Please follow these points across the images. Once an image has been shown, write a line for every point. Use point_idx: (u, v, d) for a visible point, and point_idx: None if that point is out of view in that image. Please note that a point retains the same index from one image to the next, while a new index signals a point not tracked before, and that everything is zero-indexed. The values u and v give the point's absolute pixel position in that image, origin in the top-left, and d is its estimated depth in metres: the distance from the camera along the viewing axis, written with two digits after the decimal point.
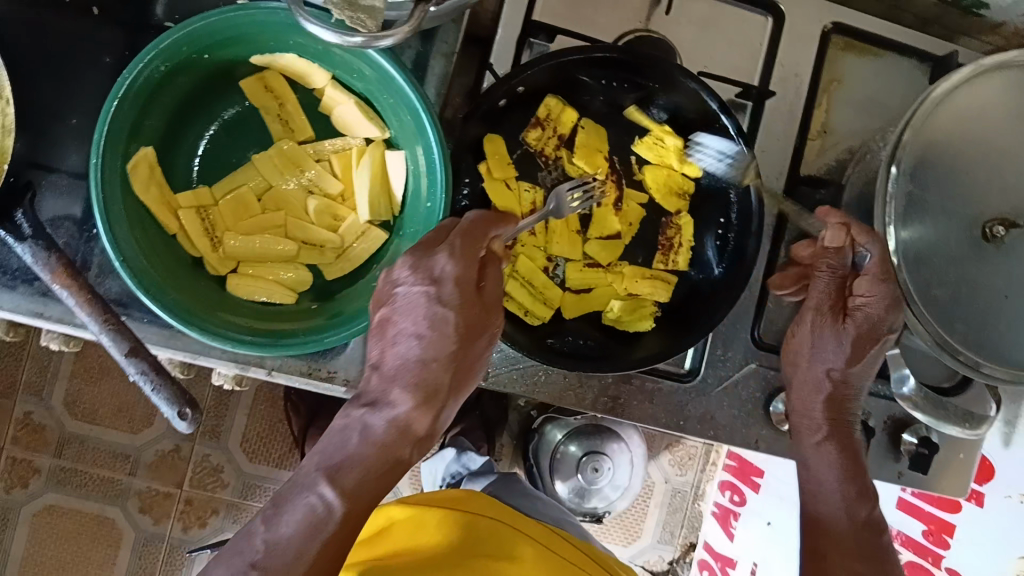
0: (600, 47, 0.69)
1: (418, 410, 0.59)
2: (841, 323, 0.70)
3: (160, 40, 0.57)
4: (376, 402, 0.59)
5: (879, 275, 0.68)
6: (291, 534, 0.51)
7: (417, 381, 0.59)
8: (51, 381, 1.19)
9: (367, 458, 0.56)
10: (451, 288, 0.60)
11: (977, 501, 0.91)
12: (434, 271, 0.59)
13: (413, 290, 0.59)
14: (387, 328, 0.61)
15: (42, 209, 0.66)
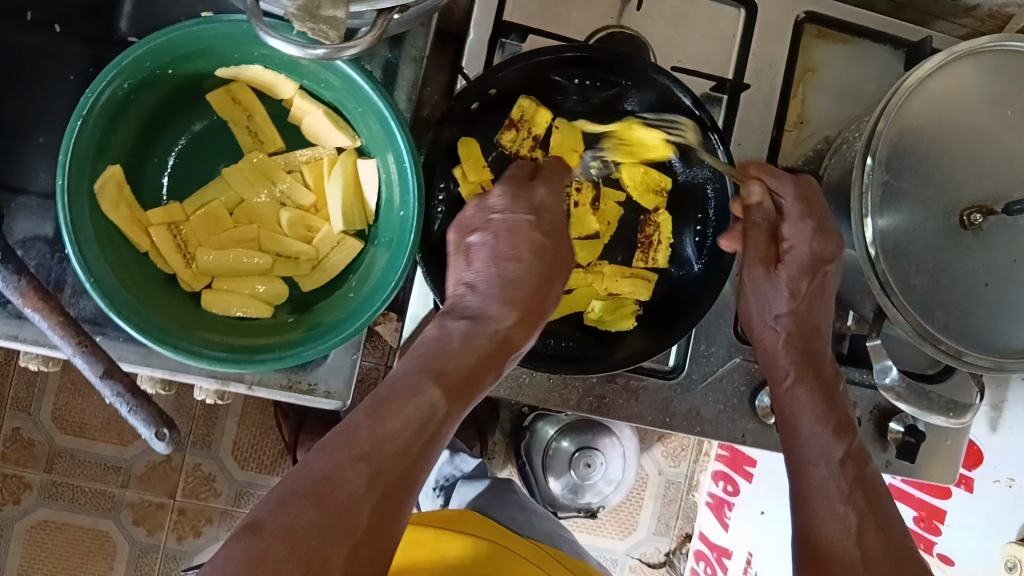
0: (570, 46, 0.69)
1: (512, 324, 0.66)
2: (774, 270, 0.75)
3: (122, 58, 0.57)
4: (476, 315, 0.66)
5: (802, 214, 0.72)
6: (397, 429, 0.54)
7: (516, 298, 0.68)
8: (38, 396, 1.18)
9: (466, 363, 0.61)
10: (549, 217, 0.71)
11: (966, 486, 0.92)
12: (533, 202, 0.70)
13: (507, 218, 0.69)
14: (471, 252, 0.69)
15: (12, 230, 0.66)
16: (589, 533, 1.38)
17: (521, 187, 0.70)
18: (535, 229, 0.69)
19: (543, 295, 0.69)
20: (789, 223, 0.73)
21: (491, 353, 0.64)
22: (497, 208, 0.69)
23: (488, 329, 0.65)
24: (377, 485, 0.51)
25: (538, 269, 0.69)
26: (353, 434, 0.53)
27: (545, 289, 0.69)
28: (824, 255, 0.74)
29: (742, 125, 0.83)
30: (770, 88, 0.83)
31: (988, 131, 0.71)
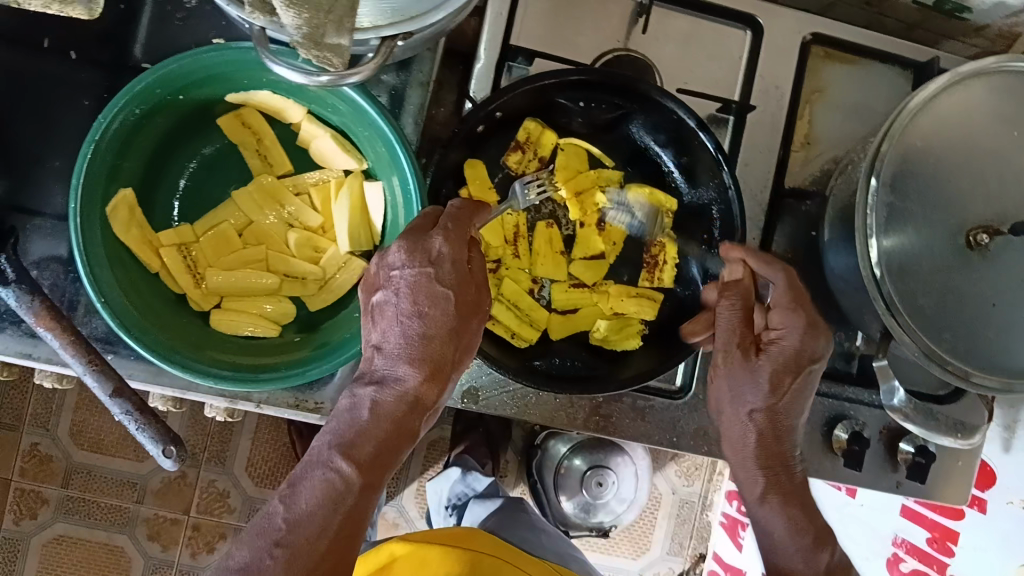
0: (575, 69, 0.69)
1: (422, 385, 0.58)
2: (754, 358, 0.67)
3: (132, 84, 0.58)
4: (385, 379, 0.58)
5: (790, 305, 0.65)
6: (309, 511, 0.52)
7: (425, 356, 0.59)
8: (56, 412, 1.19)
9: (378, 433, 0.56)
10: (449, 268, 0.59)
11: (979, 507, 0.91)
12: (430, 254, 0.59)
13: (406, 274, 0.59)
14: (379, 310, 0.61)
15: (28, 252, 0.67)
16: (602, 553, 1.38)
17: (416, 237, 0.59)
18: (436, 282, 0.59)
19: (457, 338, 0.59)
20: (778, 309, 0.66)
21: (403, 422, 0.57)
22: (395, 264, 0.59)
23: (394, 394, 0.58)
24: (292, 573, 0.49)
25: (449, 318, 0.59)
26: (267, 524, 0.52)
27: (457, 341, 0.59)
28: (810, 353, 0.66)
29: (749, 145, 0.83)
30: (776, 109, 0.84)
31: (996, 152, 0.70)
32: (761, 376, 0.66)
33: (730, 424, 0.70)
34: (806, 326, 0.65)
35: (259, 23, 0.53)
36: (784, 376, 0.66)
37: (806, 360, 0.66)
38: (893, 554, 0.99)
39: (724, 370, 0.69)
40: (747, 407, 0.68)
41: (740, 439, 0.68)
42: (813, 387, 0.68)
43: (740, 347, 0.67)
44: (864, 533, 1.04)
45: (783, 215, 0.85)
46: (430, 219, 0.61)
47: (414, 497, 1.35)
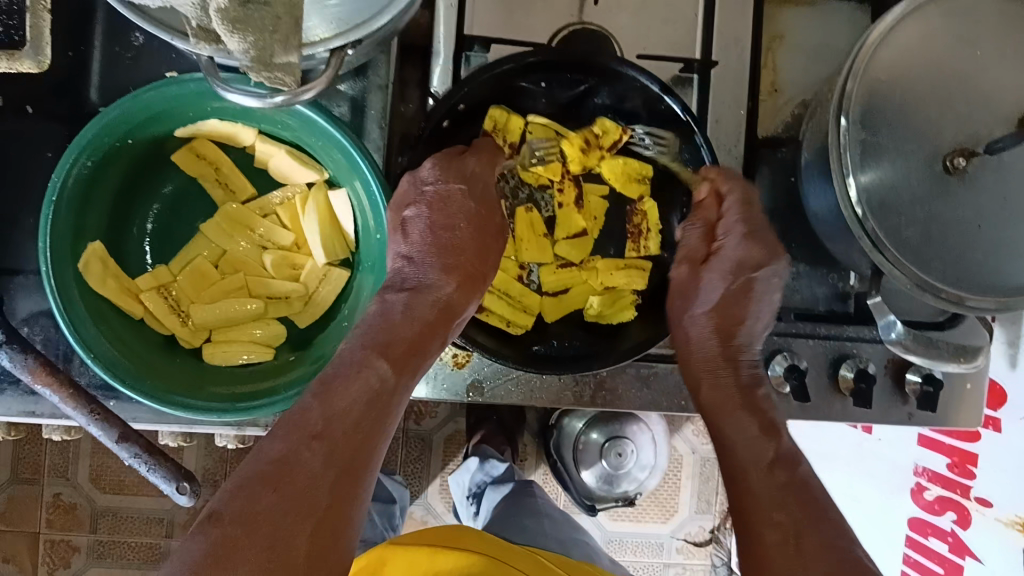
0: (531, 51, 0.69)
1: (452, 289, 0.66)
2: (699, 269, 0.74)
3: (80, 138, 0.58)
4: (416, 286, 0.65)
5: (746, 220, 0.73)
6: (346, 406, 0.56)
7: (454, 264, 0.67)
8: (73, 460, 1.20)
9: (408, 331, 0.62)
10: (480, 188, 0.68)
11: (994, 427, 0.91)
12: (464, 172, 0.66)
13: (438, 189, 0.66)
14: (407, 226, 0.67)
15: (15, 310, 0.68)
16: (630, 521, 1.39)
17: (451, 157, 0.66)
18: (466, 198, 0.66)
19: (486, 259, 0.68)
20: (726, 221, 0.73)
21: (434, 321, 0.64)
22: (429, 180, 0.66)
23: (429, 297, 0.65)
24: (334, 459, 0.53)
25: (474, 236, 0.68)
26: (305, 415, 0.55)
27: (483, 256, 0.68)
28: (750, 261, 0.73)
29: (717, 101, 0.83)
30: (740, 61, 0.83)
31: (963, 71, 0.69)
32: (714, 287, 0.73)
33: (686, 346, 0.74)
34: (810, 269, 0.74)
35: (207, 51, 0.53)
36: (741, 296, 0.73)
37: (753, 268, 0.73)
38: (916, 484, 1.00)
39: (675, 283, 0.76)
40: (697, 321, 0.74)
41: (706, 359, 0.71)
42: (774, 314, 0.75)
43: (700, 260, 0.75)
44: (886, 467, 1.05)
45: (760, 166, 0.84)
46: (460, 148, 0.67)
47: (438, 492, 1.36)
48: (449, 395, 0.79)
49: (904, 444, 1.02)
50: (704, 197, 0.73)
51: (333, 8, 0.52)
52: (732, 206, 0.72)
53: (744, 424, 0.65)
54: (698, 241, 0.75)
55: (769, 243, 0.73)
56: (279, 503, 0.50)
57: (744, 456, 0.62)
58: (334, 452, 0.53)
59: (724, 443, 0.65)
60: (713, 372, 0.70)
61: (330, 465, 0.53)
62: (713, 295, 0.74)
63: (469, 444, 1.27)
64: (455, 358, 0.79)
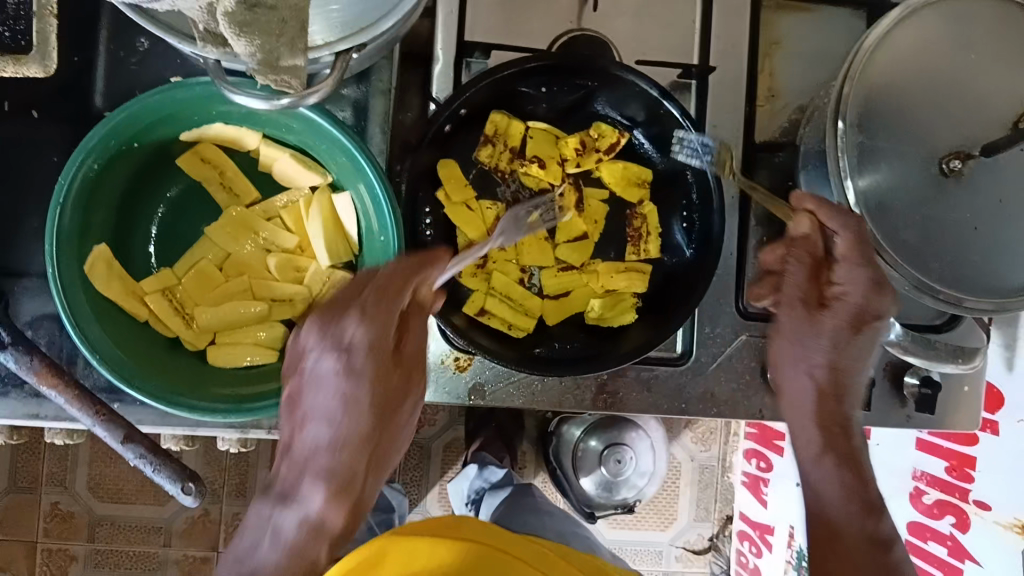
0: (531, 56, 0.70)
1: (340, 517, 0.55)
2: (817, 314, 0.65)
3: (86, 141, 0.59)
4: (294, 502, 0.55)
5: (854, 258, 0.63)
6: (283, 547, 0.53)
7: (343, 485, 0.56)
8: (72, 469, 1.20)
9: (308, 549, 0.54)
10: (365, 353, 0.56)
11: (992, 430, 0.92)
12: (344, 337, 0.56)
13: (326, 363, 0.56)
14: (302, 394, 0.57)
15: (20, 313, 0.68)
16: (630, 529, 1.39)
17: (332, 315, 0.57)
18: (353, 374, 0.56)
19: (389, 408, 0.58)
20: (842, 265, 0.64)
21: (316, 548, 0.54)
22: (312, 352, 0.57)
23: (302, 519, 0.54)
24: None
25: (370, 426, 0.57)
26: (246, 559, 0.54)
27: (379, 425, 0.57)
28: (870, 310, 0.64)
29: (715, 107, 0.84)
30: (737, 67, 0.84)
31: (958, 75, 0.71)
32: (823, 334, 0.65)
33: (789, 390, 0.67)
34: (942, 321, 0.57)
35: (214, 55, 0.54)
36: (847, 335, 0.65)
37: (871, 316, 0.64)
38: (915, 488, 1.00)
39: (783, 326, 0.67)
40: (805, 366, 0.66)
41: (799, 401, 0.66)
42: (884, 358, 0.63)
43: (804, 304, 0.66)
44: (885, 471, 1.06)
45: (759, 170, 0.85)
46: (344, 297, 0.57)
47: (438, 500, 1.36)
48: (450, 398, 0.79)
49: (902, 448, 1.03)
50: (798, 234, 0.66)
51: (335, 12, 0.52)
52: (841, 244, 0.63)
53: (841, 489, 0.62)
54: (802, 282, 0.66)
55: (872, 278, 0.64)
56: None
57: (834, 509, 0.61)
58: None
59: (815, 487, 0.63)
60: (800, 431, 0.66)
61: None
62: (821, 349, 0.65)
63: (468, 452, 1.27)
64: (456, 362, 0.79)
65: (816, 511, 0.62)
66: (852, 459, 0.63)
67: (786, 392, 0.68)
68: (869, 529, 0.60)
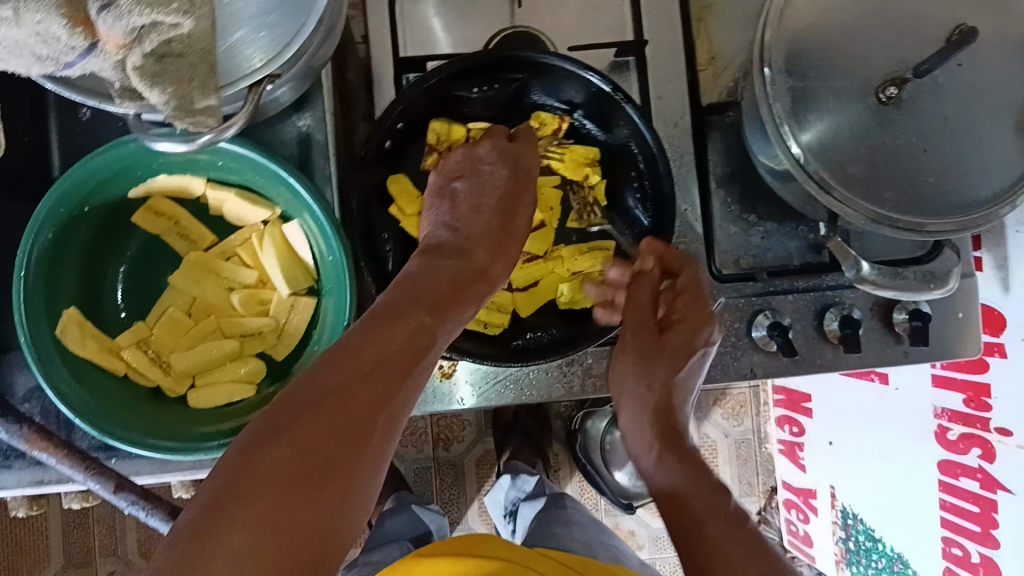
0: (455, 61, 0.72)
1: (429, 319, 0.58)
2: (660, 337, 0.74)
3: (37, 214, 0.62)
4: (411, 301, 0.59)
5: (694, 294, 0.74)
6: (394, 339, 0.54)
7: (434, 297, 0.60)
8: (121, 537, 1.24)
9: (399, 337, 0.55)
10: (491, 188, 0.71)
11: (999, 353, 0.90)
12: (515, 161, 0.73)
13: (465, 185, 0.72)
14: (452, 196, 0.71)
15: (15, 387, 0.71)
16: None
17: (507, 147, 0.73)
18: (480, 205, 0.70)
19: (467, 289, 0.63)
20: (686, 293, 0.74)
21: (416, 344, 0.56)
22: (485, 159, 0.73)
23: (409, 319, 0.57)
24: (382, 383, 0.52)
25: (459, 258, 0.66)
26: (356, 347, 0.53)
27: (461, 299, 0.62)
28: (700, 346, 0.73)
29: (657, 79, 0.85)
30: (671, 37, 0.85)
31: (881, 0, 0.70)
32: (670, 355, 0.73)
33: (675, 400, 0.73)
34: (704, 307, 0.74)
35: (133, 109, 0.56)
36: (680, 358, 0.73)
37: (697, 343, 0.73)
38: (939, 426, 0.99)
39: (630, 344, 0.74)
40: (647, 380, 0.72)
41: (637, 412, 0.72)
42: (704, 367, 0.74)
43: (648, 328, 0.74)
44: (908, 414, 1.04)
45: (711, 133, 0.86)
46: (507, 134, 0.75)
47: (478, 515, 1.37)
48: (441, 404, 0.81)
49: (920, 387, 1.02)
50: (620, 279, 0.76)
51: (264, 40, 0.56)
52: (684, 277, 0.74)
53: (673, 478, 0.65)
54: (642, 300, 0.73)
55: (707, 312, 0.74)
56: (333, 419, 0.48)
57: (696, 502, 0.62)
58: (383, 382, 0.52)
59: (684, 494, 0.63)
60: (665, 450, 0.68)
61: (377, 403, 0.51)
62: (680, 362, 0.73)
63: (499, 462, 1.27)
64: (441, 369, 0.80)
65: (684, 507, 0.62)
66: (694, 463, 0.66)
67: (625, 418, 0.73)
68: (722, 508, 0.61)
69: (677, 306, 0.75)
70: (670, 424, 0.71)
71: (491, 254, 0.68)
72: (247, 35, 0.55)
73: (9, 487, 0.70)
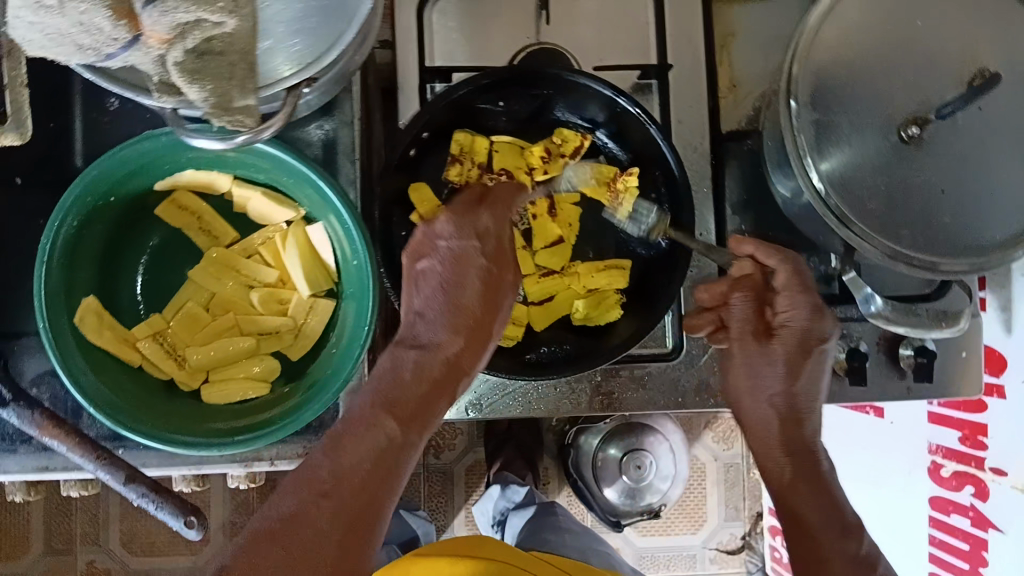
0: (485, 73, 0.72)
1: (396, 428, 0.57)
2: (766, 342, 0.68)
3: (64, 201, 0.62)
4: (374, 414, 0.58)
5: (796, 288, 0.66)
6: (353, 459, 0.55)
7: (400, 400, 0.59)
8: (104, 527, 1.22)
9: (356, 461, 0.55)
10: (494, 242, 0.65)
11: (999, 394, 0.91)
12: (477, 227, 0.64)
13: (452, 245, 0.64)
14: (419, 278, 0.64)
15: (24, 371, 0.71)
16: (661, 534, 1.38)
17: (464, 213, 0.64)
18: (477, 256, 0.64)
19: (455, 378, 0.62)
20: (783, 295, 0.67)
21: (380, 458, 0.56)
22: (442, 235, 0.64)
23: (371, 433, 0.57)
24: (341, 517, 0.53)
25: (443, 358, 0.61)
26: (318, 463, 0.55)
27: (438, 393, 0.61)
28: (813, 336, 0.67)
29: (678, 103, 0.86)
30: (694, 63, 0.86)
31: (906, 42, 0.71)
32: (777, 362, 0.67)
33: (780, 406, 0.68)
34: (812, 316, 0.66)
35: (171, 104, 0.56)
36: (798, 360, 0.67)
37: (813, 340, 0.67)
38: (933, 462, 1.00)
39: (735, 351, 0.69)
40: (767, 395, 0.67)
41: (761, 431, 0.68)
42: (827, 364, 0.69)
43: (753, 334, 0.68)
44: (902, 448, 1.05)
45: (728, 159, 0.86)
46: (477, 198, 0.66)
47: (465, 524, 1.37)
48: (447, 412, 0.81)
49: (915, 422, 1.03)
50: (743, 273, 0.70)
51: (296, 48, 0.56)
52: (781, 277, 0.67)
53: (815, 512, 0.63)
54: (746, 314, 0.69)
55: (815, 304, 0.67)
56: (284, 557, 0.51)
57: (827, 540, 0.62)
58: (340, 512, 0.53)
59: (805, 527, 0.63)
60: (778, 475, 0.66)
61: (335, 524, 0.52)
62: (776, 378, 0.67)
63: (489, 472, 1.27)
64: None
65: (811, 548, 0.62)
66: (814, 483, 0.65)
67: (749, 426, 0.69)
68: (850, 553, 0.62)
69: (778, 304, 0.67)
70: (800, 442, 0.67)
71: (463, 342, 0.63)
72: (279, 44, 0.55)
73: (11, 472, 0.70)
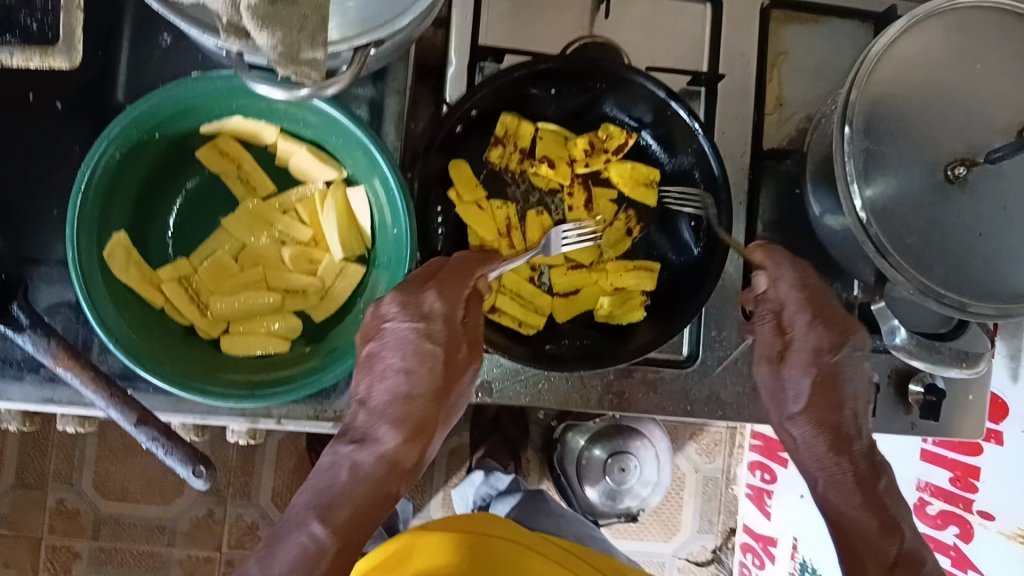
0: (542, 58, 0.71)
1: (327, 538, 0.58)
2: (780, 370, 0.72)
3: (108, 130, 0.60)
4: (307, 525, 0.59)
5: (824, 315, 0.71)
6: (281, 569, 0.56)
7: (335, 507, 0.60)
8: (78, 467, 1.20)
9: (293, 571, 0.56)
10: (440, 323, 0.64)
11: (996, 440, 0.92)
12: (423, 308, 0.64)
13: (400, 325, 0.63)
14: (375, 361, 0.64)
15: (38, 300, 0.71)
16: (633, 538, 1.39)
17: (410, 294, 0.64)
18: (427, 337, 0.64)
19: (388, 492, 0.62)
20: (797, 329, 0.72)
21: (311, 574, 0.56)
22: (387, 316, 0.63)
23: (296, 544, 0.57)
24: None
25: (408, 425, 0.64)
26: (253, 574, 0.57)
27: (376, 503, 0.61)
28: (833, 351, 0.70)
29: (723, 114, 0.85)
30: (744, 76, 0.86)
31: (960, 85, 0.72)
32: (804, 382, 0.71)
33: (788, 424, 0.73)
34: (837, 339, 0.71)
35: (235, 47, 0.55)
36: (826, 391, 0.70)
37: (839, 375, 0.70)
38: (920, 499, 1.01)
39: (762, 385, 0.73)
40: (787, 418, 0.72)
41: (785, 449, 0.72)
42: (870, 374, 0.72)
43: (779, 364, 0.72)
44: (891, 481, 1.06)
45: (766, 177, 0.86)
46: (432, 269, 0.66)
47: (441, 506, 1.36)
48: None
49: (907, 458, 1.04)
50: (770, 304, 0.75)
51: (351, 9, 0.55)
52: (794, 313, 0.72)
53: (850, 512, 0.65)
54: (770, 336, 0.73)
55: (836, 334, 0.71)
56: None
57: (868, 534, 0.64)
58: None
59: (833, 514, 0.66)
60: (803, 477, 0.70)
61: None
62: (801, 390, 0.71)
63: (472, 459, 1.26)
64: None
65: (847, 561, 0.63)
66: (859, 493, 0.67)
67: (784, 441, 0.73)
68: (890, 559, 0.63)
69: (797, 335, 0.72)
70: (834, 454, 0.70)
71: (405, 438, 0.63)
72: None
73: (15, 400, 0.68)
